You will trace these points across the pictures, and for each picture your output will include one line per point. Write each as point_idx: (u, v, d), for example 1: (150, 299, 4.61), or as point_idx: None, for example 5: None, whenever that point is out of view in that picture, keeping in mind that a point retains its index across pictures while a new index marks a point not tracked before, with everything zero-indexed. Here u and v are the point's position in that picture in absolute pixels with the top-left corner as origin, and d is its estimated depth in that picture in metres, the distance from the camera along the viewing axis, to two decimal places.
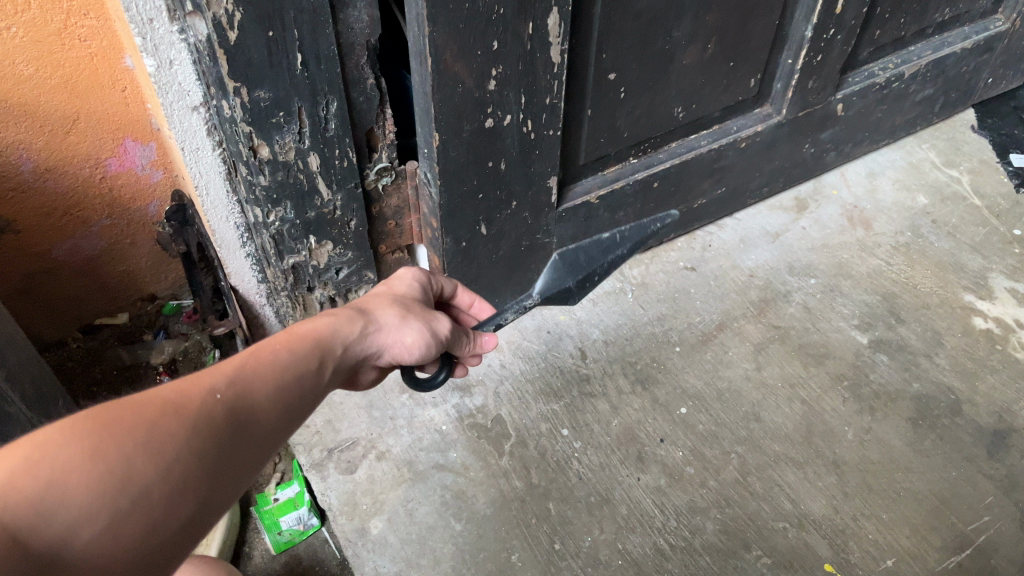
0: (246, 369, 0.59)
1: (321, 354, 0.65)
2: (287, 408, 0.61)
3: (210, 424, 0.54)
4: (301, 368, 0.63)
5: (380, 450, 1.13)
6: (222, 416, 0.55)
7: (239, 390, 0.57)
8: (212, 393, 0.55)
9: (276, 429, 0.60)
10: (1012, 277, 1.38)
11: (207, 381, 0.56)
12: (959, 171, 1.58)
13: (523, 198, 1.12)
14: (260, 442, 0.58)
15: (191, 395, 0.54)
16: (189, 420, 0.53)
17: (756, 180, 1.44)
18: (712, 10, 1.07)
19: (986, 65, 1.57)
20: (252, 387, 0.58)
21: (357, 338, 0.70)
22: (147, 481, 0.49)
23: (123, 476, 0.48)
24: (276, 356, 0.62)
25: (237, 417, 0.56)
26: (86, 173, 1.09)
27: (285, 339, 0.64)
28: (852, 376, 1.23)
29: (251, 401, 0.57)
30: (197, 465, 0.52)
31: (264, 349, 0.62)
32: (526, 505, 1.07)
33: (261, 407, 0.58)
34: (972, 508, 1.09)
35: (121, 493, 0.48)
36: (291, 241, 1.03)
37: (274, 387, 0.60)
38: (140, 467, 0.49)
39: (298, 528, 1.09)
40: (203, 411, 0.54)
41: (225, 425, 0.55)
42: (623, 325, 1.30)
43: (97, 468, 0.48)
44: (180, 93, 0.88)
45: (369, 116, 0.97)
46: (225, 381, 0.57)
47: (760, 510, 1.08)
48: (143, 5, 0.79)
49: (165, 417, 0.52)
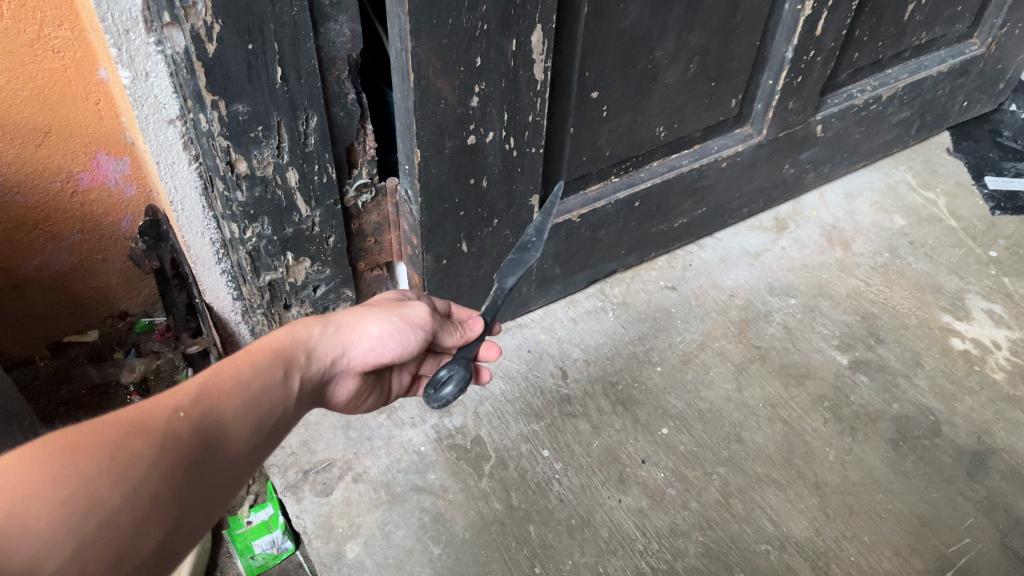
0: (209, 387, 0.57)
1: (285, 363, 0.65)
2: (255, 425, 0.59)
3: (177, 444, 0.52)
4: (264, 384, 0.62)
5: (357, 472, 1.11)
6: (188, 434, 0.53)
7: (203, 409, 0.55)
8: (176, 411, 0.53)
9: (245, 448, 0.58)
10: (988, 298, 1.39)
11: (169, 402, 0.54)
12: (935, 193, 1.60)
13: (504, 216, 1.11)
14: (230, 462, 0.56)
15: (154, 415, 0.52)
16: (155, 439, 0.51)
17: (736, 200, 1.45)
18: (694, 29, 1.07)
19: (961, 88, 1.60)
20: (216, 405, 0.57)
21: (321, 340, 0.70)
22: (115, 504, 0.46)
23: (88, 501, 0.45)
24: (237, 375, 0.60)
25: (203, 436, 0.54)
26: (56, 186, 1.07)
27: (246, 353, 0.64)
28: (833, 398, 1.23)
29: (217, 418, 0.56)
30: (167, 487, 0.50)
31: (225, 364, 0.61)
32: (506, 528, 1.05)
33: (228, 424, 0.57)
34: (953, 530, 1.08)
35: (86, 520, 0.45)
36: (268, 257, 1.01)
37: (238, 406, 0.58)
38: (107, 491, 0.46)
39: (272, 552, 1.05)
40: (168, 431, 0.52)
41: (192, 445, 0.53)
42: (604, 345, 1.29)
43: (61, 493, 0.44)
44: (156, 106, 0.86)
45: (350, 132, 0.95)
46: (188, 400, 0.55)
47: (742, 532, 1.07)
48: (119, 14, 0.77)
49: (130, 438, 0.49)
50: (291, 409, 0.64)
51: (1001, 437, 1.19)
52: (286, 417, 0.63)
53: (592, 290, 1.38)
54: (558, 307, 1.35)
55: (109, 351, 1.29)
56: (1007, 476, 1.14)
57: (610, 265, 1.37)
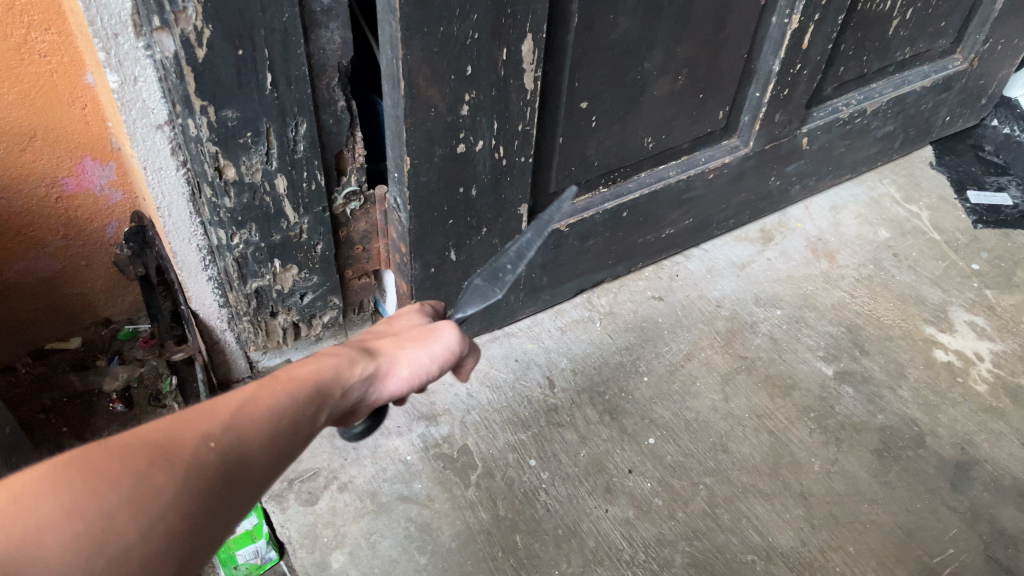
0: (248, 410, 0.51)
1: (319, 398, 0.56)
2: (286, 456, 0.52)
3: (202, 478, 0.46)
4: (305, 412, 0.54)
5: (342, 481, 1.10)
6: (217, 468, 0.47)
7: (237, 437, 0.49)
8: (207, 440, 0.48)
9: (273, 479, 0.52)
10: (971, 310, 1.41)
11: (203, 425, 0.48)
12: (919, 206, 1.61)
13: (493, 225, 1.11)
14: (255, 498, 0.50)
15: (184, 440, 0.47)
16: (180, 471, 0.46)
17: (722, 212, 1.45)
18: (683, 41, 1.08)
19: (944, 103, 1.61)
20: (253, 432, 0.50)
21: (358, 380, 0.59)
22: (128, 542, 0.43)
23: (100, 536, 0.42)
24: (280, 397, 0.53)
25: (234, 470, 0.48)
26: (41, 191, 1.06)
27: (278, 380, 0.55)
28: (818, 408, 1.24)
29: (250, 450, 0.50)
30: (187, 526, 0.45)
31: (265, 386, 0.53)
32: (492, 538, 1.05)
33: (261, 455, 0.51)
34: (937, 540, 1.09)
35: (94, 559, 0.42)
36: (255, 264, 1.01)
37: (277, 433, 0.52)
38: (122, 528, 0.43)
39: (255, 562, 1.02)
40: (196, 462, 0.47)
41: (220, 479, 0.47)
42: (592, 355, 1.29)
43: (73, 526, 0.41)
44: (144, 111, 0.85)
45: (339, 139, 0.95)
46: (223, 425, 0.49)
47: (729, 542, 1.07)
48: (109, 18, 0.76)
49: (153, 468, 0.45)
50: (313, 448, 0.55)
51: (984, 448, 1.20)
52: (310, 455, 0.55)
53: (579, 299, 1.38)
54: (546, 317, 1.35)
55: (92, 358, 1.27)
56: (990, 487, 1.15)
57: (597, 275, 1.37)
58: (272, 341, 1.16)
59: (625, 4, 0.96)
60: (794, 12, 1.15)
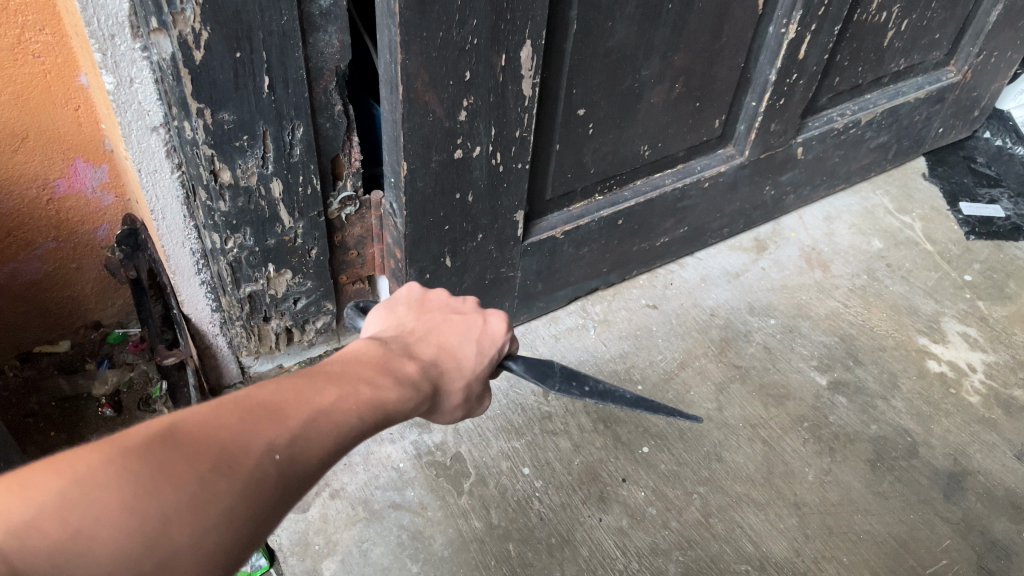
0: (316, 422, 0.51)
1: (386, 421, 0.57)
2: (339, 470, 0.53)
3: (258, 491, 0.47)
4: (366, 431, 0.55)
5: (334, 488, 1.09)
6: (273, 482, 0.48)
7: (300, 451, 0.50)
8: (272, 453, 0.48)
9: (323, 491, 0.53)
10: (964, 321, 1.41)
11: (270, 435, 0.49)
12: (912, 217, 1.62)
13: (488, 231, 1.10)
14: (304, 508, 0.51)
15: (250, 449, 0.47)
16: (239, 481, 0.46)
17: (717, 221, 1.45)
18: (680, 50, 1.08)
19: (937, 115, 1.62)
20: (316, 447, 0.51)
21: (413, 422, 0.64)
22: (179, 545, 0.44)
23: (155, 538, 0.43)
24: (348, 413, 0.54)
25: (290, 484, 0.49)
26: (32, 193, 1.04)
27: (359, 398, 0.55)
28: (812, 418, 1.24)
29: (309, 465, 0.50)
30: (236, 535, 0.46)
31: (339, 397, 0.54)
32: (485, 546, 1.04)
33: (317, 469, 0.51)
34: (930, 551, 1.09)
35: (145, 557, 0.43)
36: (249, 268, 1.00)
37: (335, 450, 0.53)
38: (175, 532, 0.43)
39: (244, 569, 0.99)
40: (256, 473, 0.47)
41: (274, 492, 0.48)
42: (586, 362, 1.28)
43: (129, 524, 0.42)
44: (140, 113, 0.85)
45: (335, 143, 0.95)
46: (289, 437, 0.49)
47: (723, 552, 1.06)
48: (105, 18, 0.76)
49: (216, 474, 0.46)
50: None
51: (977, 459, 1.20)
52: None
53: (573, 307, 1.38)
54: (540, 324, 1.35)
55: (81, 361, 1.26)
56: (983, 498, 1.15)
57: (592, 283, 1.37)
58: (264, 345, 1.15)
59: (623, 11, 0.96)
60: (791, 22, 1.15)
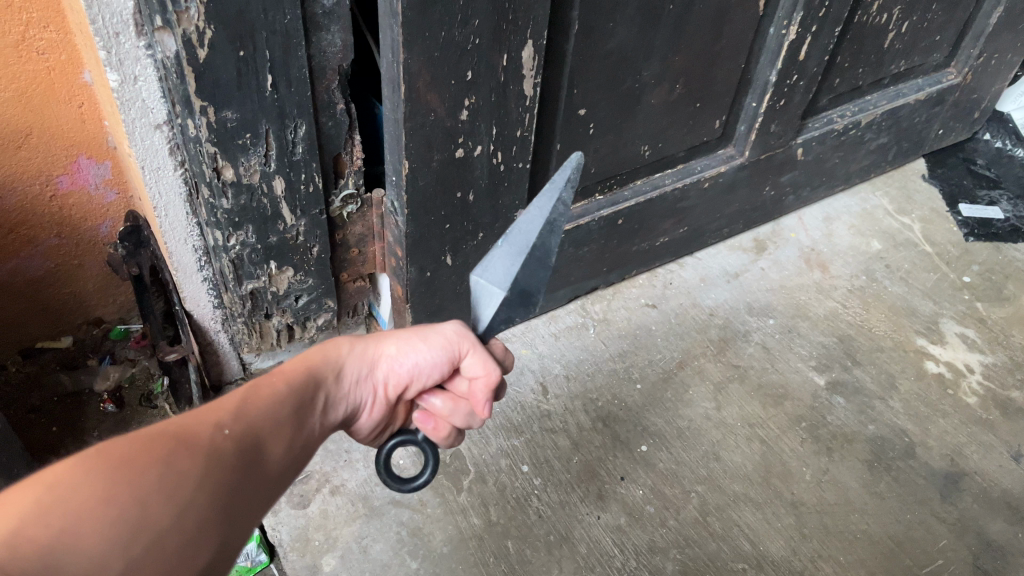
0: (250, 404, 0.56)
1: (313, 381, 0.64)
2: (293, 440, 0.58)
3: (222, 461, 0.50)
4: (299, 401, 0.61)
5: (334, 485, 1.10)
6: (234, 451, 0.52)
7: (245, 423, 0.54)
8: (220, 428, 0.52)
9: (285, 460, 0.57)
10: (962, 322, 1.42)
11: (213, 417, 0.53)
12: (911, 218, 1.63)
13: (489, 230, 1.11)
14: (271, 483, 0.54)
15: (200, 430, 0.51)
16: (202, 455, 0.49)
17: (716, 221, 1.46)
18: (681, 51, 1.08)
19: (937, 117, 1.63)
20: (257, 420, 0.55)
21: (347, 359, 0.69)
22: (166, 521, 0.45)
23: (140, 517, 0.44)
24: (275, 389, 0.60)
25: (247, 452, 0.53)
26: (36, 189, 1.05)
27: (277, 373, 0.63)
28: (810, 418, 1.24)
29: (259, 436, 0.55)
30: (214, 508, 0.48)
31: (262, 385, 0.60)
32: (484, 543, 1.05)
33: (269, 442, 0.55)
34: (926, 551, 1.09)
35: (136, 537, 0.44)
36: (251, 266, 1.01)
37: (279, 420, 0.57)
38: (157, 507, 0.45)
39: (245, 565, 0.99)
40: (214, 445, 0.51)
41: (237, 460, 0.52)
42: (585, 361, 1.29)
43: (111, 511, 0.44)
44: (144, 110, 0.85)
45: (338, 142, 0.95)
46: (230, 415, 0.54)
47: (720, 550, 1.07)
48: (110, 17, 0.76)
49: (179, 451, 0.48)
50: (316, 433, 0.62)
51: (973, 460, 1.21)
52: (314, 436, 0.62)
53: (573, 306, 1.39)
54: (540, 323, 1.35)
55: (83, 357, 1.27)
56: (979, 499, 1.16)
57: (592, 282, 1.37)
58: (265, 343, 1.16)
59: (624, 12, 0.97)
60: (791, 24, 1.15)
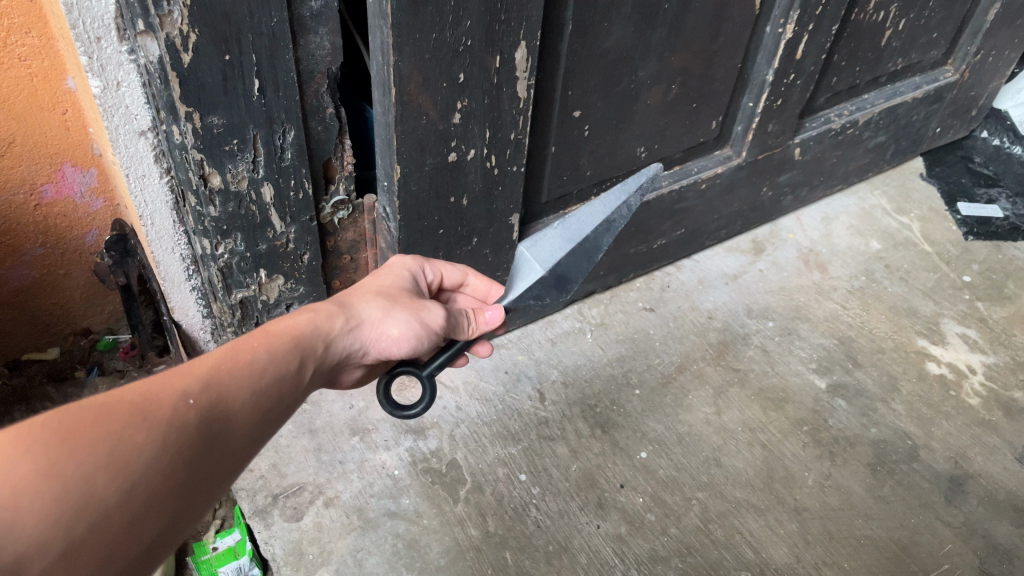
0: (222, 372, 0.55)
1: (301, 354, 0.63)
2: (264, 416, 0.57)
3: (181, 435, 0.50)
4: (280, 371, 0.60)
5: (328, 496, 1.07)
6: (196, 425, 0.51)
7: (213, 396, 0.53)
8: (186, 398, 0.51)
9: (252, 436, 0.56)
10: (963, 322, 1.40)
11: (179, 385, 0.52)
12: (910, 217, 1.61)
13: (483, 235, 1.09)
14: (233, 456, 0.54)
15: (164, 400, 0.50)
16: (159, 429, 0.49)
17: (714, 222, 1.44)
18: (677, 50, 1.06)
19: (935, 114, 1.61)
20: (228, 392, 0.55)
21: (340, 334, 0.68)
22: (108, 502, 0.45)
23: (82, 498, 0.44)
24: (255, 356, 0.59)
25: (209, 425, 0.52)
26: (19, 199, 1.03)
27: (263, 339, 0.61)
28: (812, 421, 1.22)
29: (227, 409, 0.54)
30: (165, 485, 0.48)
31: (243, 347, 0.58)
32: (482, 554, 1.03)
33: (237, 414, 0.55)
34: (932, 556, 1.08)
35: (78, 518, 0.43)
36: (240, 274, 0.98)
37: (252, 392, 0.56)
38: (101, 487, 0.45)
39: None
40: (175, 419, 0.50)
41: (198, 434, 0.51)
42: (583, 367, 1.27)
43: (55, 489, 0.43)
44: (128, 117, 0.83)
45: (327, 146, 0.93)
46: (200, 384, 0.53)
47: (723, 559, 1.05)
48: (91, 21, 0.74)
49: (132, 426, 0.47)
50: (293, 405, 0.62)
51: (978, 462, 1.19)
52: (291, 407, 0.61)
53: (570, 310, 1.36)
54: (536, 327, 1.33)
55: (70, 369, 1.23)
56: (985, 501, 1.14)
57: (589, 286, 1.35)
58: None
59: (620, 11, 0.95)
60: (788, 22, 1.13)
